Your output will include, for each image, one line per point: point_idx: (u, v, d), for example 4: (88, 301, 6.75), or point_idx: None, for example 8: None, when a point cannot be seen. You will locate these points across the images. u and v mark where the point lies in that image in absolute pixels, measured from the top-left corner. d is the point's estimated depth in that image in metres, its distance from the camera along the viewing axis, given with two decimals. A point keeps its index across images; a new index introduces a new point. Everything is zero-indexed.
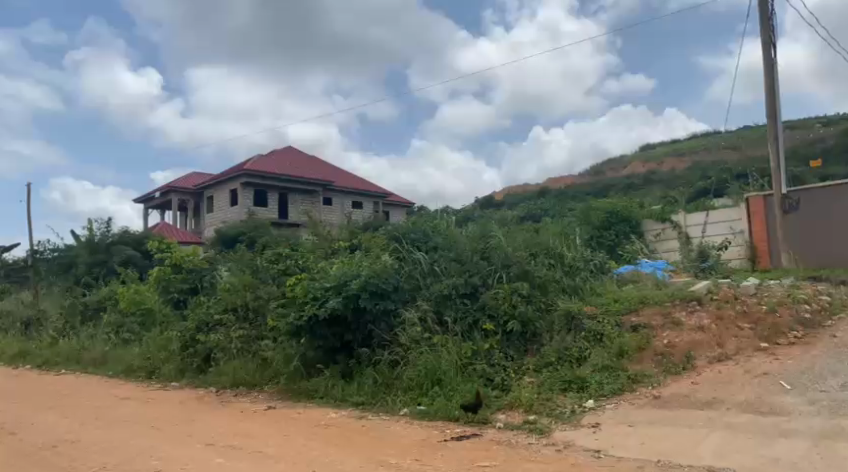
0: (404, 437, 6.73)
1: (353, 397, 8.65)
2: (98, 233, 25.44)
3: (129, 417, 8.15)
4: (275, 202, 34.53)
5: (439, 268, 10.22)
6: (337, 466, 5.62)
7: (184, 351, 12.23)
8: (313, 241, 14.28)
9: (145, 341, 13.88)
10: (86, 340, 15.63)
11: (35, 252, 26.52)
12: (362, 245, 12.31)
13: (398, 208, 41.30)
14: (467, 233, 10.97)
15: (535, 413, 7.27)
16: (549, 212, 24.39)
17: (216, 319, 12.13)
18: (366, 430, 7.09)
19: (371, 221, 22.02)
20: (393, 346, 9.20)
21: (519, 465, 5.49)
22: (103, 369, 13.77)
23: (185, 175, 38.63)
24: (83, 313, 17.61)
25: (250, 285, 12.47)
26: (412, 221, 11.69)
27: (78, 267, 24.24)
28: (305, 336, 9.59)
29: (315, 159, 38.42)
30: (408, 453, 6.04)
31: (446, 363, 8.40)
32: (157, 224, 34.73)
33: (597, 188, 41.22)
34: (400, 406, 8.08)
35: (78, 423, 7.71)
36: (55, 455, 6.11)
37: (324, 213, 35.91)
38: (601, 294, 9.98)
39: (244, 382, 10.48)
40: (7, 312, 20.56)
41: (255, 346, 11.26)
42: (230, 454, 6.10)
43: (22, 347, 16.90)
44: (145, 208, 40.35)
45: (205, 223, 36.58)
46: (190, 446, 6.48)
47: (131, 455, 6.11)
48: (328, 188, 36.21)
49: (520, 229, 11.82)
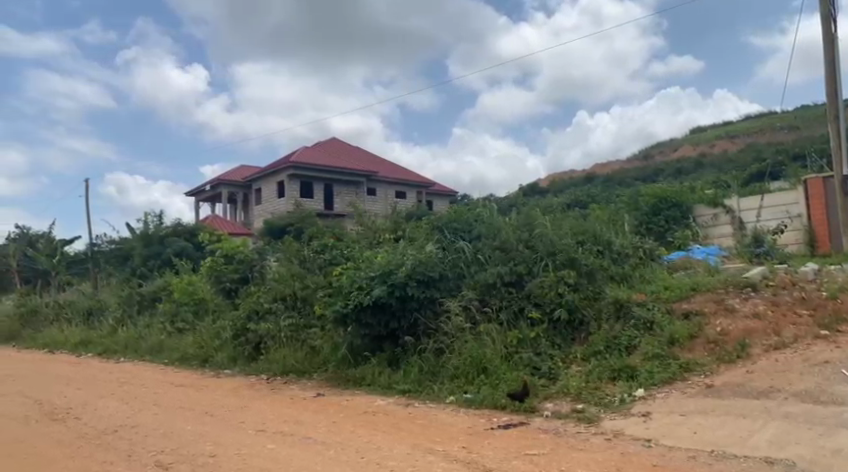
0: (451, 425, 6.75)
1: (400, 384, 8.72)
2: (152, 226, 26.33)
3: (184, 403, 8.41)
4: (321, 193, 34.87)
5: (483, 256, 10.19)
6: (385, 453, 5.68)
7: (236, 339, 12.53)
8: (359, 230, 14.42)
9: (198, 330, 14.26)
10: (143, 330, 16.18)
11: (93, 244, 27.62)
12: (407, 234, 12.36)
13: (442, 197, 41.30)
14: (512, 220, 10.88)
15: (583, 402, 7.20)
16: (597, 198, 24.00)
17: (266, 307, 12.37)
18: (414, 418, 7.13)
19: (415, 210, 22.04)
20: (438, 334, 9.23)
21: (567, 454, 5.45)
22: (159, 357, 14.24)
23: (234, 168, 39.50)
24: (140, 303, 18.26)
25: (298, 275, 12.69)
26: (457, 210, 11.66)
27: (134, 259, 25.14)
28: (352, 325, 9.70)
29: (358, 150, 38.69)
30: (455, 440, 6.06)
31: (491, 352, 8.38)
32: (207, 216, 35.58)
33: (647, 172, 40.29)
34: (446, 394, 8.10)
35: (137, 409, 8.01)
36: (116, 439, 6.35)
37: (369, 204, 36.19)
38: (651, 282, 9.78)
39: (294, 370, 10.68)
40: (69, 302, 21.48)
41: (303, 334, 11.46)
42: (281, 440, 6.23)
43: (83, 336, 17.63)
44: (197, 201, 41.46)
45: (253, 215, 37.33)
46: (243, 432, 6.65)
47: (187, 440, 6.31)
48: (372, 178, 36.43)
49: (567, 216, 11.67)
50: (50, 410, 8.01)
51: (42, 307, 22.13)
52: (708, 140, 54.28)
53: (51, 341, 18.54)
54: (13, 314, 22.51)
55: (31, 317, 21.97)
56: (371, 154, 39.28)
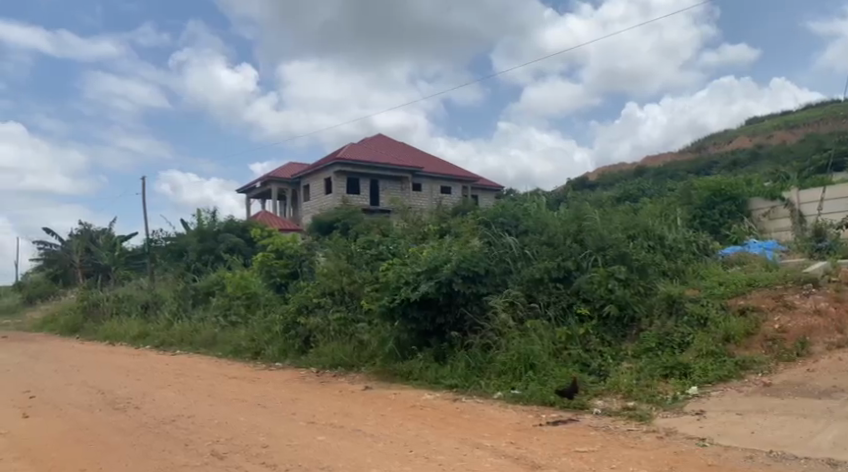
0: (499, 420, 6.73)
1: (447, 379, 8.73)
2: (206, 222, 27.05)
3: (237, 395, 8.63)
4: (367, 190, 35.16)
5: (530, 252, 10.10)
6: (433, 446, 5.71)
7: (286, 333, 12.78)
8: (405, 226, 14.50)
9: (250, 324, 14.61)
10: (197, 323, 16.65)
11: (150, 240, 28.59)
12: (452, 229, 12.36)
13: (488, 191, 41.14)
14: (560, 215, 10.74)
15: (634, 399, 7.07)
16: (648, 191, 23.48)
17: (315, 301, 12.57)
18: (462, 412, 7.13)
19: (461, 205, 21.95)
20: (485, 329, 9.20)
21: (617, 451, 5.37)
22: (213, 349, 14.64)
23: (282, 166, 40.23)
24: (195, 297, 18.81)
25: (345, 270, 12.85)
26: (503, 205, 11.60)
27: (189, 253, 25.92)
28: (399, 319, 9.77)
29: (403, 145, 38.86)
30: (503, 436, 6.05)
31: (539, 348, 8.31)
32: (257, 213, 36.33)
33: (699, 165, 39.13)
34: (494, 389, 8.06)
35: (193, 399, 8.27)
36: (173, 429, 6.57)
37: (414, 199, 36.34)
38: (704, 277, 9.53)
39: (342, 363, 10.83)
40: (128, 295, 22.25)
41: (351, 328, 11.61)
42: (331, 432, 6.34)
43: (141, 328, 18.28)
44: (247, 198, 42.41)
45: (302, 211, 37.96)
46: (295, 423, 6.79)
47: (241, 430, 6.47)
48: (418, 174, 36.54)
49: (617, 210, 11.46)
50: (113, 400, 8.35)
51: (102, 300, 23.01)
52: (765, 131, 52.39)
53: (112, 333, 19.29)
54: (76, 307, 23.51)
55: (93, 309, 22.90)
56: (416, 149, 39.39)
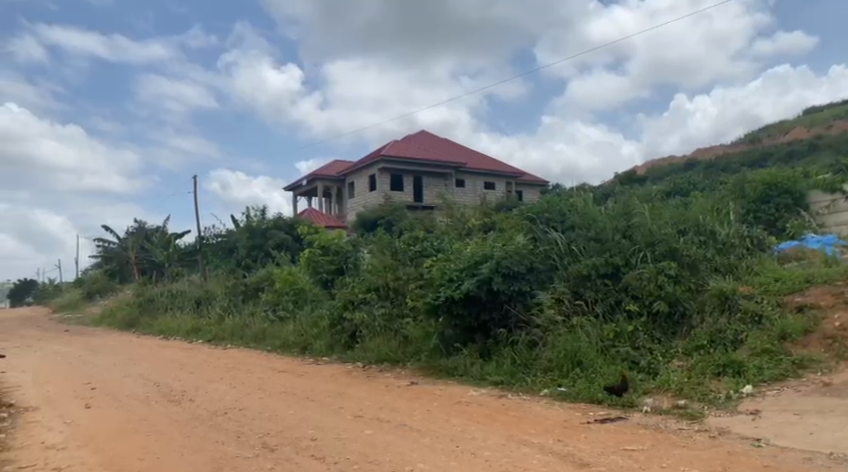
0: (546, 418, 6.68)
1: (492, 375, 8.71)
2: (255, 219, 27.63)
3: (287, 388, 8.81)
4: (411, 186, 35.30)
5: (577, 247, 9.98)
6: (480, 442, 5.72)
7: (333, 328, 12.98)
8: (450, 221, 14.51)
9: (298, 319, 14.88)
10: (247, 318, 17.04)
11: (201, 238, 29.39)
12: (497, 225, 12.31)
13: (533, 187, 40.77)
14: (607, 210, 10.57)
15: (685, 398, 6.93)
16: (699, 185, 22.87)
17: (360, 297, 12.71)
18: (508, 409, 7.11)
19: (506, 200, 21.80)
20: (531, 326, 9.14)
21: (668, 450, 5.27)
22: (262, 344, 14.96)
23: (328, 164, 40.75)
24: (245, 292, 19.25)
25: (390, 266, 12.96)
26: (548, 200, 11.48)
27: (239, 250, 26.53)
28: (443, 315, 9.81)
29: (447, 142, 38.83)
30: (550, 433, 6.01)
31: (586, 345, 8.21)
32: (304, 210, 36.90)
33: (753, 157, 37.88)
34: (540, 386, 8.00)
35: (243, 392, 8.48)
36: (225, 421, 6.76)
37: (458, 195, 36.29)
38: (759, 272, 9.23)
39: (388, 358, 10.92)
40: (181, 291, 22.91)
41: (396, 324, 11.71)
42: (378, 426, 6.41)
43: (194, 323, 18.81)
44: (294, 196, 43.11)
45: (347, 208, 38.35)
46: (342, 417, 6.90)
47: (290, 423, 6.61)
48: (461, 170, 36.48)
49: (667, 205, 11.21)
50: (168, 392, 8.63)
51: (157, 296, 23.76)
52: (823, 121, 50.34)
53: (166, 328, 19.92)
54: (133, 303, 24.37)
55: (148, 305, 23.69)
56: (460, 145, 39.32)
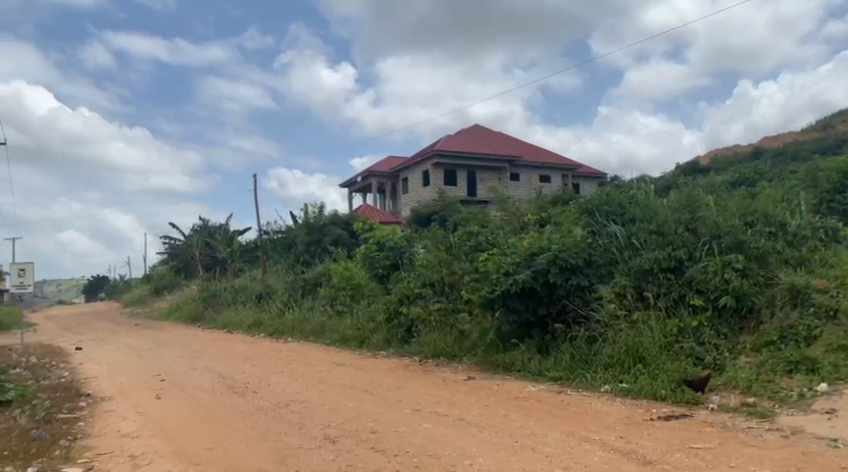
0: (607, 414, 6.56)
1: (551, 371, 8.61)
2: (312, 215, 28.15)
3: (346, 382, 8.95)
4: (465, 181, 35.24)
5: (638, 241, 9.74)
6: (539, 438, 5.66)
7: (390, 322, 13.12)
8: (505, 215, 14.38)
9: (355, 313, 15.08)
10: (306, 312, 17.39)
11: (261, 234, 30.14)
12: (553, 218, 12.14)
13: (589, 179, 40.04)
14: (670, 202, 10.27)
15: (754, 395, 6.68)
16: (767, 175, 21.97)
17: (416, 292, 12.80)
18: (568, 405, 7.02)
19: (561, 194, 21.52)
20: (590, 322, 9.00)
21: (738, 450, 5.09)
22: (321, 338, 15.23)
23: (382, 160, 41.15)
24: (303, 287, 19.66)
25: (445, 261, 13.00)
26: (607, 192, 11.27)
27: (298, 246, 27.08)
28: (500, 310, 9.76)
29: (501, 135, 38.54)
30: (612, 429, 5.90)
31: (649, 341, 8.01)
32: (360, 206, 37.34)
33: (825, 144, 36.09)
34: (600, 383, 7.85)
35: (305, 385, 8.66)
36: (288, 412, 6.91)
37: (513, 189, 36.00)
38: (834, 265, 8.80)
39: (444, 353, 10.94)
40: (243, 286, 23.57)
41: (452, 319, 11.72)
42: (437, 420, 6.43)
43: (255, 317, 19.33)
44: (349, 192, 43.73)
45: (401, 204, 38.60)
46: (401, 411, 6.95)
47: (351, 415, 6.71)
48: (515, 164, 36.17)
49: (732, 195, 10.82)
50: (233, 384, 8.91)
51: (221, 291, 24.51)
52: None
53: (229, 322, 20.56)
54: (199, 297, 25.24)
55: (213, 299, 24.47)
56: (515, 138, 38.95)
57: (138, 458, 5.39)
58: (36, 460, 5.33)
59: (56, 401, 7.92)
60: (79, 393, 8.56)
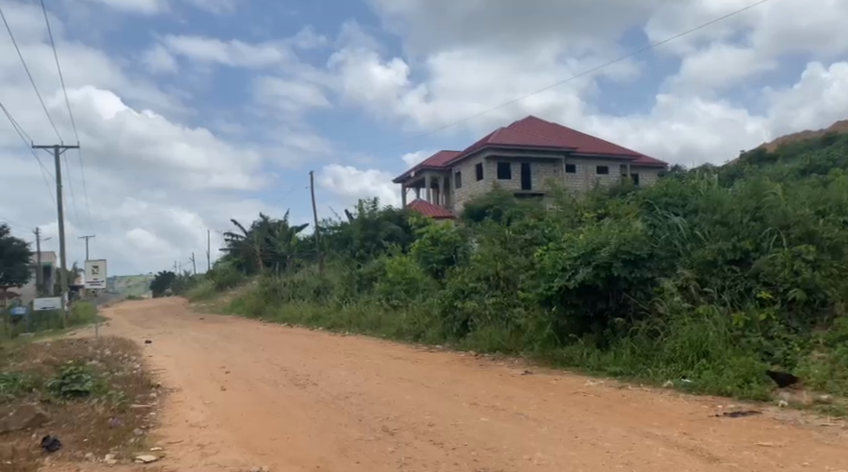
0: (669, 409, 6.41)
1: (611, 366, 8.45)
2: (367, 211, 28.44)
3: (403, 375, 9.02)
4: (519, 173, 34.92)
5: (701, 232, 9.46)
6: (600, 434, 5.58)
7: (445, 316, 13.15)
8: (560, 208, 14.17)
9: (410, 307, 15.18)
10: (362, 306, 17.59)
11: (318, 230, 30.65)
12: (611, 210, 11.93)
13: (648, 170, 39.04)
14: (734, 191, 9.93)
15: (828, 392, 6.39)
16: (840, 161, 20.91)
17: (471, 286, 12.80)
18: (629, 400, 6.89)
19: (618, 185, 21.04)
20: (652, 315, 8.80)
21: (810, 448, 4.89)
22: (377, 331, 15.39)
23: (435, 155, 41.21)
24: (359, 282, 19.91)
25: (500, 255, 12.95)
26: (667, 184, 11.00)
27: (353, 241, 27.43)
28: (557, 304, 9.67)
29: (556, 126, 37.97)
30: (675, 426, 5.76)
31: (714, 335, 7.78)
32: (414, 201, 37.49)
33: None
34: (662, 378, 7.66)
35: (363, 378, 8.78)
36: (347, 404, 7.04)
37: (569, 181, 35.45)
38: None
39: (500, 347, 10.90)
40: (301, 281, 24.03)
41: (508, 312, 11.66)
42: (494, 414, 6.42)
43: (314, 311, 19.70)
44: (403, 188, 43.99)
45: (455, 198, 38.55)
46: (458, 404, 6.97)
47: (409, 408, 6.76)
48: (571, 155, 35.59)
49: (802, 184, 10.37)
50: (294, 376, 9.13)
51: (280, 286, 25.07)
52: None
53: (289, 316, 21.02)
54: (259, 292, 25.91)
55: (273, 294, 25.05)
56: (570, 129, 38.31)
57: (206, 447, 5.60)
58: (113, 447, 5.61)
59: (129, 392, 8.29)
60: (150, 384, 8.94)
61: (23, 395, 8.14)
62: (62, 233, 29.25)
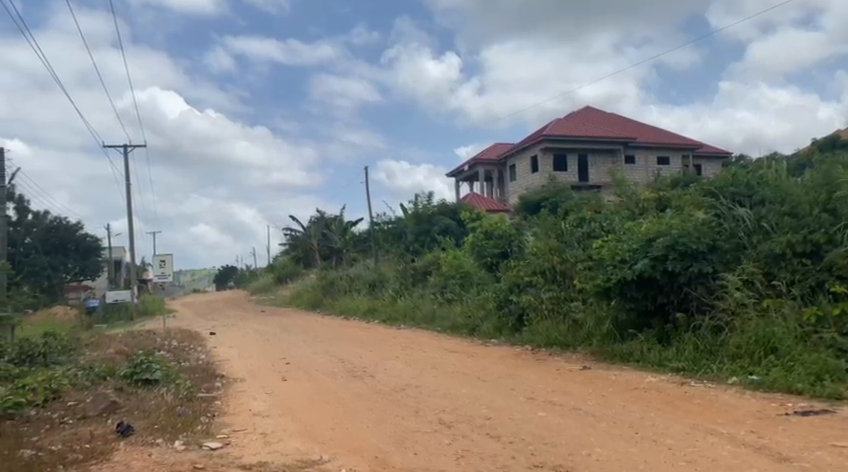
0: (735, 407, 6.20)
1: (672, 362, 8.24)
2: (421, 205, 28.54)
3: (458, 368, 9.04)
4: (576, 165, 34.36)
5: (768, 224, 9.10)
6: (661, 430, 5.46)
7: (500, 310, 13.11)
8: (619, 201, 13.88)
9: (465, 301, 15.19)
10: (417, 299, 17.70)
11: (373, 224, 30.95)
12: (672, 202, 11.62)
13: (712, 160, 37.75)
14: (805, 181, 9.51)
15: None
16: None
17: (527, 280, 12.69)
18: (692, 397, 6.71)
19: (680, 176, 20.41)
20: (715, 310, 8.53)
21: None
22: (432, 325, 15.47)
23: (489, 148, 40.97)
24: (414, 276, 20.04)
25: (556, 248, 12.80)
26: (732, 174, 10.62)
27: (408, 235, 27.57)
28: (616, 298, 9.49)
29: (614, 117, 37.13)
30: (741, 424, 5.57)
31: (782, 331, 7.50)
32: (468, 195, 37.39)
33: None
34: (727, 375, 7.42)
35: (419, 371, 8.86)
36: (404, 396, 7.11)
37: (628, 173, 34.64)
38: None
39: (558, 342, 10.78)
40: (357, 275, 24.33)
41: (565, 307, 11.51)
42: (552, 409, 6.36)
43: (370, 304, 19.94)
44: (457, 182, 43.93)
45: (510, 191, 38.24)
46: (515, 398, 6.93)
47: (465, 402, 6.78)
48: (630, 146, 34.74)
49: None
50: (352, 368, 9.28)
51: (337, 279, 25.48)
52: None
53: (345, 309, 21.36)
54: (317, 286, 26.42)
55: (330, 288, 25.47)
56: (629, 119, 37.40)
57: (269, 436, 5.77)
58: (182, 433, 5.86)
59: (196, 381, 8.63)
60: (215, 374, 9.26)
61: (99, 382, 8.58)
62: (131, 229, 30.53)
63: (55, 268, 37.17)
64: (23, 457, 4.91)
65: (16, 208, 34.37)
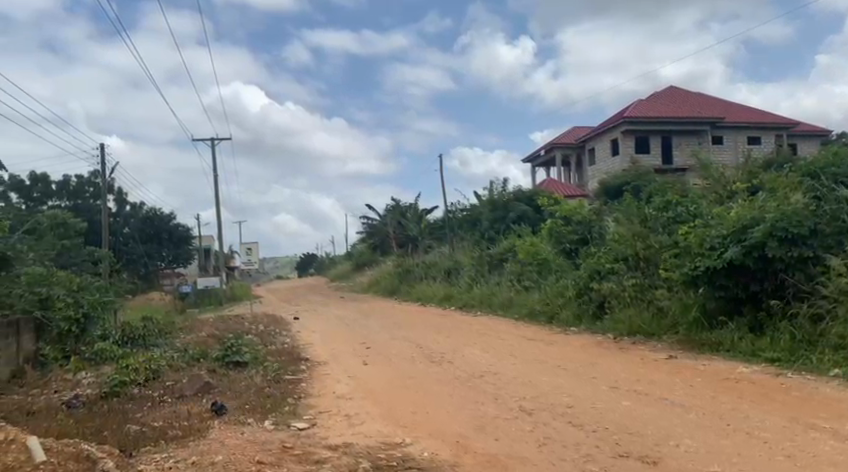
0: (839, 400, 5.84)
1: (767, 352, 7.83)
2: (496, 192, 28.34)
3: (538, 356, 8.94)
4: (659, 147, 33.09)
5: None
6: (756, 423, 5.21)
7: (580, 298, 12.87)
8: (706, 183, 13.30)
9: (543, 288, 14.98)
10: (493, 287, 17.60)
11: (448, 211, 31.02)
12: (765, 183, 11.01)
13: (809, 138, 35.46)
14: None
15: None
16: None
17: (608, 268, 12.40)
18: (788, 389, 6.36)
19: (772, 157, 19.28)
20: (815, 298, 8.05)
21: None
22: (510, 312, 15.36)
23: (567, 132, 40.10)
24: (490, 263, 19.96)
25: (640, 234, 12.39)
26: (834, 152, 9.92)
27: (483, 222, 27.47)
28: (705, 286, 9.13)
29: (700, 95, 35.50)
30: (844, 418, 5.24)
31: None
32: (546, 180, 36.84)
33: None
34: (829, 367, 6.97)
35: (497, 358, 8.83)
36: (483, 383, 7.11)
37: (715, 154, 33.10)
38: None
39: (641, 330, 10.45)
40: (434, 263, 24.47)
41: (649, 294, 11.13)
42: (636, 399, 6.19)
43: (447, 291, 20.02)
44: (533, 168, 43.28)
45: (588, 176, 37.32)
46: (597, 387, 6.79)
47: (546, 389, 6.71)
48: (717, 125, 33.14)
49: None
50: (430, 354, 9.35)
51: (414, 267, 25.72)
52: None
53: (422, 296, 21.57)
54: (394, 273, 26.78)
55: (407, 275, 25.77)
56: (716, 98, 35.67)
57: (352, 418, 5.92)
58: (272, 413, 6.10)
59: (283, 364, 8.95)
60: (299, 357, 9.59)
61: (193, 364, 9.04)
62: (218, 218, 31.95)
63: (151, 256, 39.52)
64: (129, 432, 5.25)
65: (115, 199, 36.68)
